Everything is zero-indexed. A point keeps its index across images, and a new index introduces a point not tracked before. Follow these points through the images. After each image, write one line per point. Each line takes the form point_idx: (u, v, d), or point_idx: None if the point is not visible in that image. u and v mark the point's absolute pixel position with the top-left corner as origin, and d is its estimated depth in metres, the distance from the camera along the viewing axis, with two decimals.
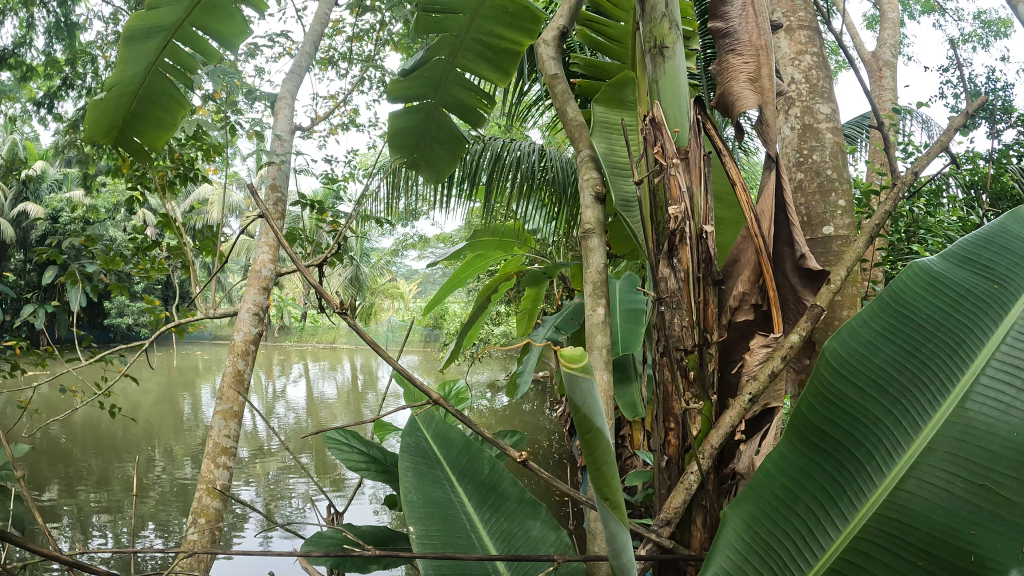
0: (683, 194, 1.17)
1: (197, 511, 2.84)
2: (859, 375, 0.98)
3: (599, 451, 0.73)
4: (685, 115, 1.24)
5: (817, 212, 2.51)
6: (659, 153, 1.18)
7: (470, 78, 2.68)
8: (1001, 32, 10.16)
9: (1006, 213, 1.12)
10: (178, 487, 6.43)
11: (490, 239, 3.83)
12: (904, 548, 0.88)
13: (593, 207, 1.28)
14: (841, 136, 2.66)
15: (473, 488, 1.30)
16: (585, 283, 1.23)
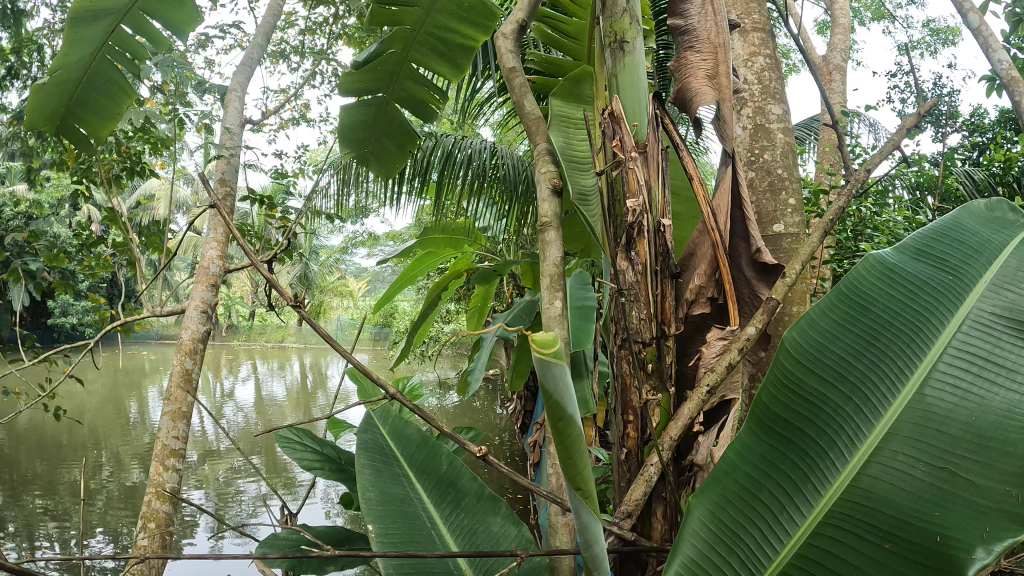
0: (642, 187, 1.16)
1: (146, 516, 2.77)
2: (819, 364, 1.00)
3: (570, 435, 0.74)
4: (644, 110, 1.24)
5: (768, 209, 2.57)
6: (617, 146, 1.18)
7: (423, 74, 2.67)
8: (949, 40, 10.43)
9: (954, 213, 1.17)
10: (125, 492, 6.27)
11: (442, 236, 3.80)
12: (868, 531, 0.88)
13: (550, 201, 1.28)
14: (792, 136, 2.73)
15: (431, 485, 1.28)
16: (542, 277, 1.23)
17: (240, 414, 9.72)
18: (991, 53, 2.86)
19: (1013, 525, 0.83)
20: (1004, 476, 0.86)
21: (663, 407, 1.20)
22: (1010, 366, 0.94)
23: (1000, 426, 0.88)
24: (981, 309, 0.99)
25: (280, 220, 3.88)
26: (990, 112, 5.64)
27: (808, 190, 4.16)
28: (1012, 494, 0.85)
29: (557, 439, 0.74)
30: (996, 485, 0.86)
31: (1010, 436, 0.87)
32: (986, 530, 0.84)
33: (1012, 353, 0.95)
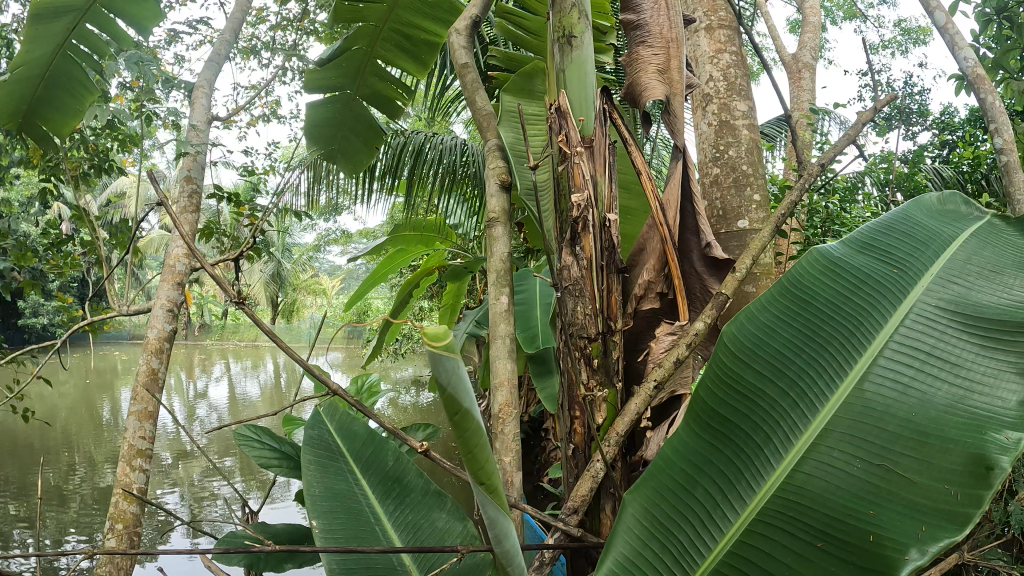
0: (587, 181, 1.17)
1: (114, 517, 2.73)
2: (757, 360, 1.01)
3: (470, 430, 0.72)
4: (591, 104, 1.23)
5: (733, 205, 2.61)
6: (564, 142, 1.19)
7: (389, 71, 2.64)
8: (920, 40, 10.53)
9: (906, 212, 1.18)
10: (97, 495, 6.18)
11: (413, 233, 3.77)
12: (800, 530, 0.88)
13: (498, 196, 1.29)
14: (757, 133, 2.74)
15: (376, 481, 1.27)
16: (489, 271, 1.23)
17: (213, 414, 9.62)
18: (956, 51, 2.88)
19: (951, 525, 0.81)
20: (942, 475, 0.84)
21: (609, 402, 1.20)
22: (951, 360, 0.94)
23: (937, 423, 0.88)
24: (921, 303, 1.00)
25: (250, 218, 3.84)
26: (958, 111, 5.70)
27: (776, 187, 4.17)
28: (952, 492, 0.83)
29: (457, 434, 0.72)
30: (934, 482, 0.84)
31: (948, 433, 0.86)
32: (923, 530, 0.82)
33: (954, 346, 0.95)
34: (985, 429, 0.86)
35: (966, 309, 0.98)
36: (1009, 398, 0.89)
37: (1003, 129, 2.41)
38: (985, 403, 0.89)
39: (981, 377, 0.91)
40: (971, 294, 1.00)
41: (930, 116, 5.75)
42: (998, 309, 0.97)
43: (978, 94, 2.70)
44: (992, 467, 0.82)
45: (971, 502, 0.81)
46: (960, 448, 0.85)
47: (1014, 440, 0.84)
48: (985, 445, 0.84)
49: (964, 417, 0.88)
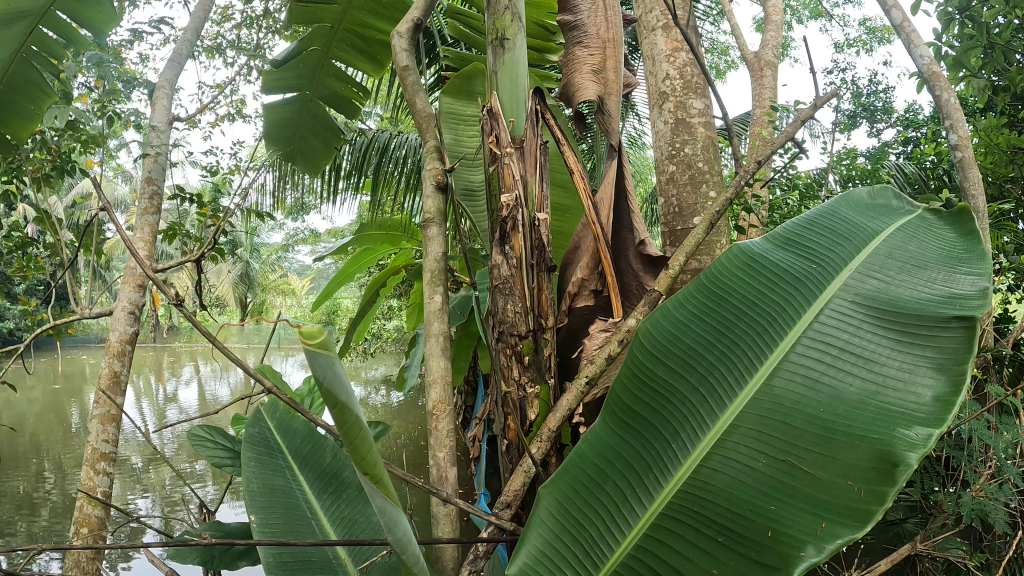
0: (516, 181, 1.20)
1: (78, 521, 2.70)
2: (669, 357, 1.07)
3: (350, 422, 0.73)
4: (522, 105, 1.26)
5: (689, 203, 2.70)
6: (494, 142, 1.22)
7: (346, 70, 2.62)
8: (885, 39, 10.65)
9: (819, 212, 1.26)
10: (66, 502, 6.10)
11: (379, 232, 3.72)
12: (703, 524, 0.92)
13: (435, 196, 1.33)
14: (713, 130, 2.78)
15: (313, 477, 1.36)
16: (424, 270, 1.30)
17: (183, 417, 9.51)
18: (913, 49, 2.93)
19: (851, 522, 0.85)
20: (847, 471, 0.88)
21: (542, 398, 1.22)
22: (865, 355, 0.99)
23: (846, 418, 0.92)
24: (835, 299, 1.06)
25: (214, 218, 3.81)
26: (922, 108, 5.79)
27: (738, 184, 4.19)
28: (855, 488, 0.87)
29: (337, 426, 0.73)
30: (838, 478, 0.88)
31: (856, 430, 0.91)
32: (822, 526, 0.86)
33: (869, 341, 1.00)
34: (896, 424, 0.90)
35: (882, 304, 1.04)
36: (925, 393, 0.94)
37: (959, 126, 2.57)
38: (895, 398, 0.94)
39: (896, 373, 0.97)
40: (891, 288, 1.07)
41: (894, 114, 5.84)
42: (913, 305, 1.03)
43: (934, 91, 2.79)
44: (897, 463, 0.86)
45: (874, 498, 0.85)
46: (865, 444, 0.89)
47: (923, 436, 0.88)
48: (891, 441, 0.88)
49: (873, 412, 0.93)
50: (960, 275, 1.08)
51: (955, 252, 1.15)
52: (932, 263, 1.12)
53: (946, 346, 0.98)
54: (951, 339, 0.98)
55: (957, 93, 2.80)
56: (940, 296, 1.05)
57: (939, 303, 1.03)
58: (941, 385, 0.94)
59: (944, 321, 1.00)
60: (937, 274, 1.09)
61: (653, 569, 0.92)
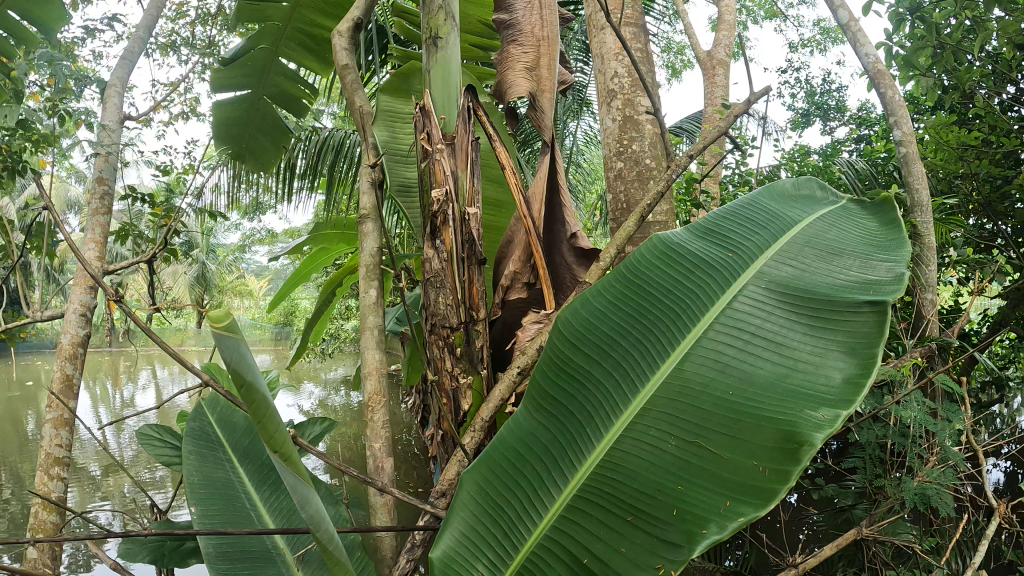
0: (447, 177, 1.39)
1: (33, 528, 2.66)
2: (589, 346, 1.12)
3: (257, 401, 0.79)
4: (452, 104, 1.44)
5: (636, 198, 2.77)
6: (425, 139, 1.39)
7: (294, 69, 2.61)
8: (837, 39, 10.83)
9: (744, 218, 1.34)
10: (19, 512, 5.95)
11: (335, 232, 3.68)
12: (614, 504, 0.96)
13: (369, 192, 1.54)
14: (659, 126, 2.86)
15: (253, 469, 1.39)
16: (360, 265, 1.48)
17: (139, 423, 9.33)
18: (859, 48, 3.04)
19: (754, 500, 0.90)
20: (753, 452, 0.93)
21: (475, 384, 1.47)
22: (775, 340, 1.05)
23: (754, 400, 0.97)
24: (749, 286, 1.13)
25: (168, 219, 3.76)
26: (874, 107, 5.94)
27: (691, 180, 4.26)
28: (760, 468, 0.92)
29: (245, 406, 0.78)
30: (744, 458, 0.93)
31: (764, 412, 0.95)
32: (726, 505, 0.91)
33: (782, 328, 1.06)
34: (803, 405, 0.95)
35: (795, 291, 1.10)
36: (835, 374, 0.99)
37: (903, 122, 2.72)
38: (805, 380, 1.00)
39: (807, 357, 1.02)
40: (805, 275, 1.18)
41: (846, 112, 5.98)
42: (827, 291, 1.09)
43: (879, 88, 2.92)
44: (802, 443, 0.90)
45: (777, 478, 0.90)
46: (771, 426, 0.94)
47: (830, 417, 0.93)
48: (797, 422, 0.93)
49: (782, 394, 0.98)
50: (876, 262, 1.20)
51: (876, 241, 1.30)
52: (850, 251, 1.25)
53: (858, 329, 1.03)
54: (863, 323, 1.03)
55: (901, 91, 2.92)
56: (857, 281, 1.15)
57: (856, 286, 1.14)
58: (851, 368, 1.00)
59: (856, 306, 1.05)
60: (855, 260, 1.22)
61: (567, 547, 0.96)
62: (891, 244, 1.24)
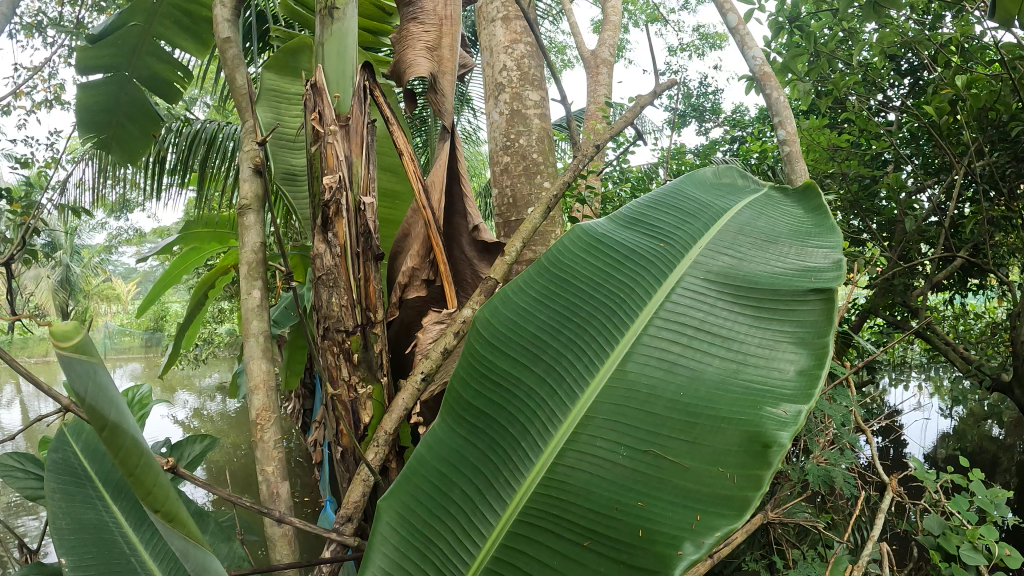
0: (339, 163, 1.29)
1: None
2: (511, 351, 1.09)
3: (119, 443, 0.77)
4: (347, 81, 1.33)
5: (523, 192, 2.66)
6: (317, 121, 1.28)
7: (168, 49, 2.36)
8: (715, 45, 11.05)
9: (656, 199, 1.35)
10: None
11: (205, 231, 3.46)
12: (567, 529, 0.89)
13: (252, 180, 1.39)
14: (548, 122, 2.78)
15: (128, 505, 1.22)
16: (241, 262, 1.36)
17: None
18: (746, 50, 3.04)
19: (727, 511, 0.87)
20: (716, 459, 0.90)
21: (375, 395, 1.38)
22: (723, 334, 1.04)
23: (707, 402, 0.95)
24: (688, 276, 1.12)
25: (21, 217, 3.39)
26: (749, 109, 6.07)
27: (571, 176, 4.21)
28: (728, 476, 0.89)
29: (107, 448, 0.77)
30: (708, 466, 0.90)
31: (721, 415, 0.93)
32: (697, 520, 0.87)
33: (728, 320, 1.06)
34: (760, 404, 0.94)
35: (734, 281, 1.11)
36: (787, 368, 0.99)
37: (789, 121, 2.73)
38: (757, 375, 0.99)
39: (756, 350, 1.02)
40: (744, 264, 1.15)
41: (721, 114, 6.12)
42: (768, 279, 1.11)
43: (765, 90, 2.89)
44: (769, 445, 0.89)
45: (749, 485, 0.88)
46: (734, 427, 0.92)
47: (792, 413, 0.92)
48: (761, 422, 0.92)
49: (735, 390, 0.97)
50: (812, 249, 1.18)
51: (805, 228, 1.26)
52: (782, 237, 1.23)
53: (805, 318, 1.05)
54: (810, 312, 1.05)
55: (786, 93, 2.92)
56: (795, 270, 1.14)
57: (795, 275, 1.12)
58: (802, 360, 1.00)
59: (803, 295, 1.07)
60: (789, 249, 1.19)
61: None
62: (822, 232, 1.23)
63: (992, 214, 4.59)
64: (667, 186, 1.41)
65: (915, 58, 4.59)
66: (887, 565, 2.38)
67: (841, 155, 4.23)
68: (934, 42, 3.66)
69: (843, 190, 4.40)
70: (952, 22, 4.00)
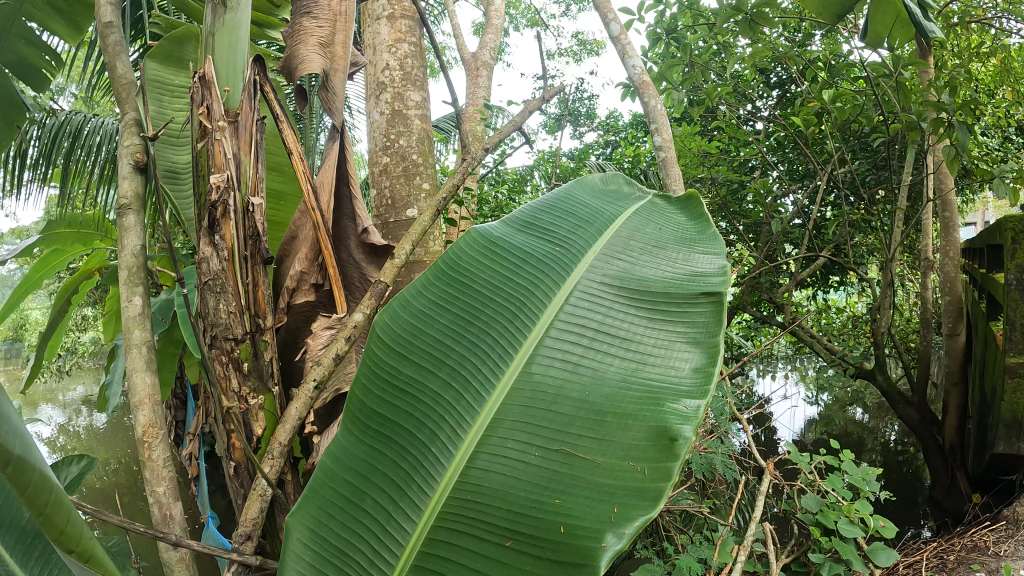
0: (227, 161, 1.23)
1: None
2: (413, 353, 1.06)
3: (27, 479, 0.78)
4: (237, 73, 1.26)
5: (402, 193, 2.61)
6: (204, 116, 1.22)
7: (37, 33, 2.20)
8: (594, 51, 11.22)
9: (549, 203, 1.34)
10: None
11: (70, 231, 3.27)
12: (486, 532, 0.87)
13: (132, 178, 1.31)
14: (429, 124, 2.76)
15: (11, 540, 1.09)
16: (120, 267, 1.28)
17: None
18: (626, 59, 3.08)
19: (642, 502, 0.86)
20: (627, 453, 0.91)
21: (267, 406, 1.32)
22: (621, 336, 1.04)
23: (613, 402, 0.95)
24: (586, 278, 1.12)
25: None
26: (622, 115, 6.21)
27: (449, 177, 4.19)
28: (638, 469, 0.89)
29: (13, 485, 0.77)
30: (619, 461, 0.90)
31: (626, 412, 0.94)
32: (614, 512, 0.86)
33: (626, 321, 1.06)
34: (664, 400, 0.95)
35: (629, 285, 1.11)
36: (684, 365, 1.01)
37: (664, 127, 2.79)
38: (657, 373, 1.00)
39: (653, 350, 1.03)
40: (638, 268, 1.16)
41: (596, 118, 6.23)
42: (661, 283, 1.12)
43: (643, 98, 2.95)
44: (675, 438, 0.90)
45: (659, 476, 0.88)
46: (640, 424, 0.93)
47: (692, 408, 0.94)
48: (666, 417, 0.93)
49: (638, 389, 0.97)
50: (697, 255, 1.21)
51: (687, 235, 1.29)
52: (669, 244, 1.25)
53: (697, 319, 1.06)
54: (701, 313, 1.06)
55: (663, 102, 2.99)
56: (685, 274, 1.16)
57: (684, 279, 1.14)
58: (697, 358, 1.02)
59: (694, 297, 1.08)
60: (678, 254, 1.22)
61: None
62: (705, 239, 1.26)
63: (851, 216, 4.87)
64: (557, 192, 1.40)
65: (783, 71, 4.81)
66: (771, 544, 2.46)
67: (711, 160, 4.38)
68: (801, 58, 3.83)
69: (712, 193, 4.57)
70: (819, 40, 4.20)
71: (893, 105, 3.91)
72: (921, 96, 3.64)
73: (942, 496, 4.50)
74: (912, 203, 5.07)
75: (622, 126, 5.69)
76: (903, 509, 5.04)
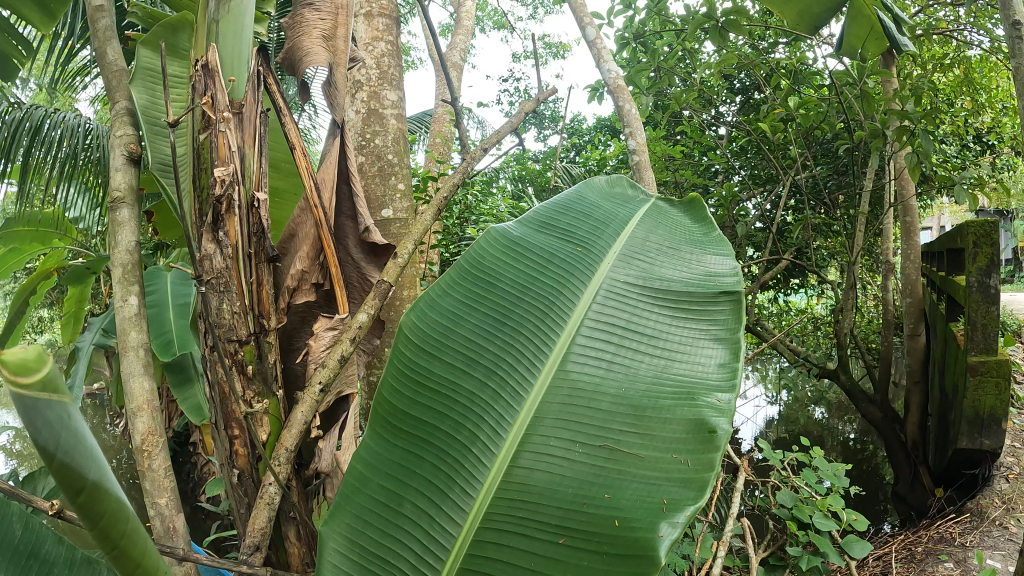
0: (232, 153, 1.17)
1: None
2: (443, 352, 1.02)
3: (101, 510, 0.57)
4: (239, 61, 1.20)
5: (377, 193, 2.55)
6: (207, 105, 1.15)
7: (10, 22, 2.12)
8: (559, 55, 11.21)
9: (558, 204, 1.30)
10: None
11: (28, 230, 3.16)
12: (538, 530, 0.83)
13: (126, 170, 1.24)
14: (404, 124, 2.71)
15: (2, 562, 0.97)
16: (114, 265, 1.20)
17: None
18: (600, 63, 3.04)
19: (689, 492, 0.82)
20: (669, 445, 0.87)
21: (271, 409, 1.26)
22: (649, 333, 1.00)
23: (651, 397, 0.91)
24: (611, 277, 1.08)
25: None
26: (585, 119, 6.25)
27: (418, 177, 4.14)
28: (683, 460, 0.85)
29: (84, 518, 0.57)
30: (663, 454, 0.86)
31: (664, 406, 0.90)
32: (664, 502, 0.82)
33: (653, 319, 1.02)
34: (699, 394, 0.92)
35: (653, 283, 1.08)
36: (712, 360, 0.97)
37: (636, 132, 2.73)
38: (688, 368, 0.96)
39: (680, 346, 0.99)
40: (658, 267, 1.12)
41: (561, 121, 6.35)
42: (683, 281, 1.09)
43: (616, 102, 2.89)
44: (714, 430, 0.86)
45: (704, 466, 0.84)
46: (679, 416, 0.89)
47: (727, 400, 0.90)
48: (705, 410, 0.89)
49: (671, 385, 0.94)
50: (711, 255, 1.18)
51: (698, 236, 1.26)
52: (682, 245, 1.21)
53: (722, 315, 1.03)
54: (723, 311, 1.03)
55: (636, 106, 2.95)
56: (703, 273, 1.12)
57: (705, 278, 1.10)
58: (725, 352, 0.98)
59: (717, 294, 1.05)
60: (692, 254, 1.18)
61: None
62: (715, 240, 1.23)
63: (815, 220, 4.91)
64: (564, 194, 1.36)
65: (748, 77, 4.83)
66: (748, 539, 2.43)
67: (676, 164, 4.37)
68: (767, 65, 3.82)
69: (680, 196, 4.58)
70: (785, 48, 4.20)
71: (857, 112, 3.92)
72: (886, 106, 3.64)
73: (905, 491, 4.52)
74: (877, 208, 5.12)
75: (588, 130, 5.69)
76: (867, 506, 5.07)
